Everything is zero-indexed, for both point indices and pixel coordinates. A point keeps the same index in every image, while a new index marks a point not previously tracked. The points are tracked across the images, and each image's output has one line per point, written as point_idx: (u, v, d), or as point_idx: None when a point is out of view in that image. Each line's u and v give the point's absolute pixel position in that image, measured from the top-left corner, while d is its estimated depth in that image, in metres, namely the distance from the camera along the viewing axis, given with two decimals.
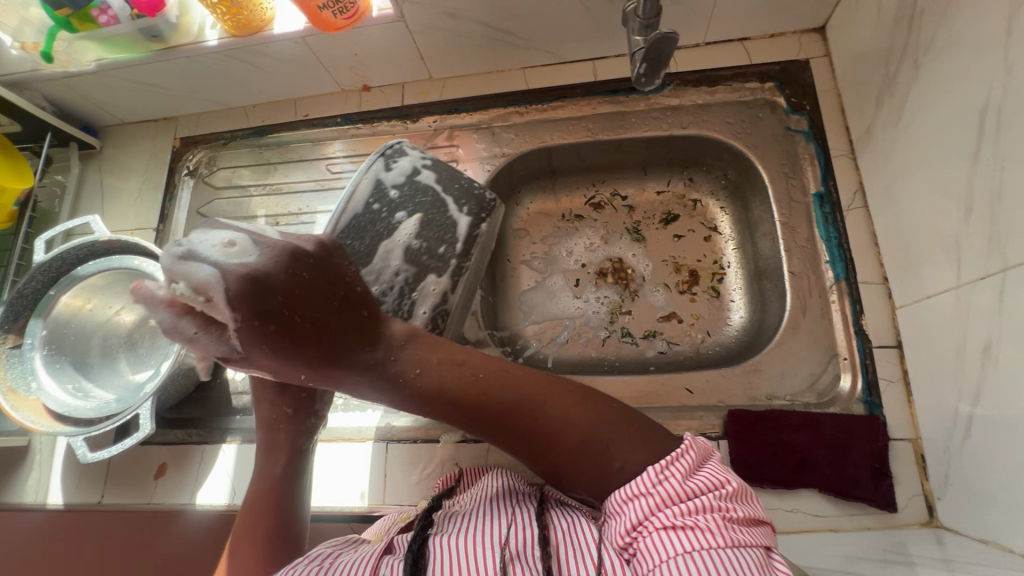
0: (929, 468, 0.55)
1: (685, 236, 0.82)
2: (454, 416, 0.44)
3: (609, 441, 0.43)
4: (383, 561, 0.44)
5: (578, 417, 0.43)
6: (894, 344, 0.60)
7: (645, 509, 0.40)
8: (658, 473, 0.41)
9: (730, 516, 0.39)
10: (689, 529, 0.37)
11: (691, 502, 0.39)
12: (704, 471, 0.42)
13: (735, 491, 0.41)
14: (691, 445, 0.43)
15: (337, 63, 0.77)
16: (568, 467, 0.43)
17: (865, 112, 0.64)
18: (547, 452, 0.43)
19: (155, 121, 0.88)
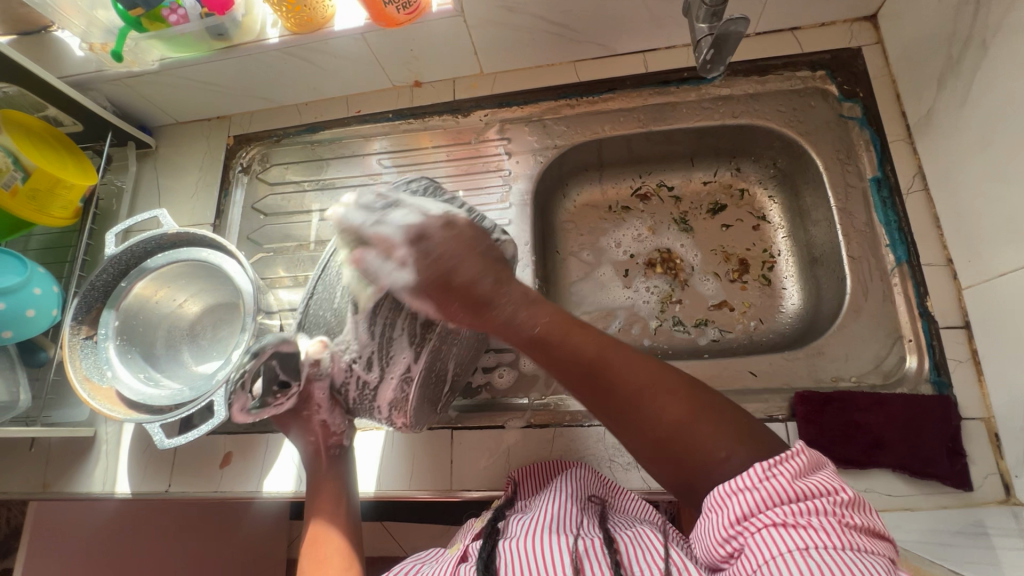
0: (1004, 446, 0.55)
1: (733, 226, 0.83)
2: (569, 372, 0.46)
3: (711, 428, 0.42)
4: (459, 568, 0.46)
5: (684, 398, 0.44)
6: (961, 324, 0.60)
7: (752, 503, 0.38)
8: (765, 470, 0.39)
9: (847, 521, 0.36)
10: (804, 530, 0.35)
11: (803, 502, 0.37)
12: (816, 475, 0.40)
13: (853, 499, 0.38)
14: (801, 449, 0.40)
15: (392, 60, 0.78)
16: (673, 443, 0.43)
17: (924, 97, 0.64)
18: (649, 429, 0.44)
19: (209, 120, 0.91)
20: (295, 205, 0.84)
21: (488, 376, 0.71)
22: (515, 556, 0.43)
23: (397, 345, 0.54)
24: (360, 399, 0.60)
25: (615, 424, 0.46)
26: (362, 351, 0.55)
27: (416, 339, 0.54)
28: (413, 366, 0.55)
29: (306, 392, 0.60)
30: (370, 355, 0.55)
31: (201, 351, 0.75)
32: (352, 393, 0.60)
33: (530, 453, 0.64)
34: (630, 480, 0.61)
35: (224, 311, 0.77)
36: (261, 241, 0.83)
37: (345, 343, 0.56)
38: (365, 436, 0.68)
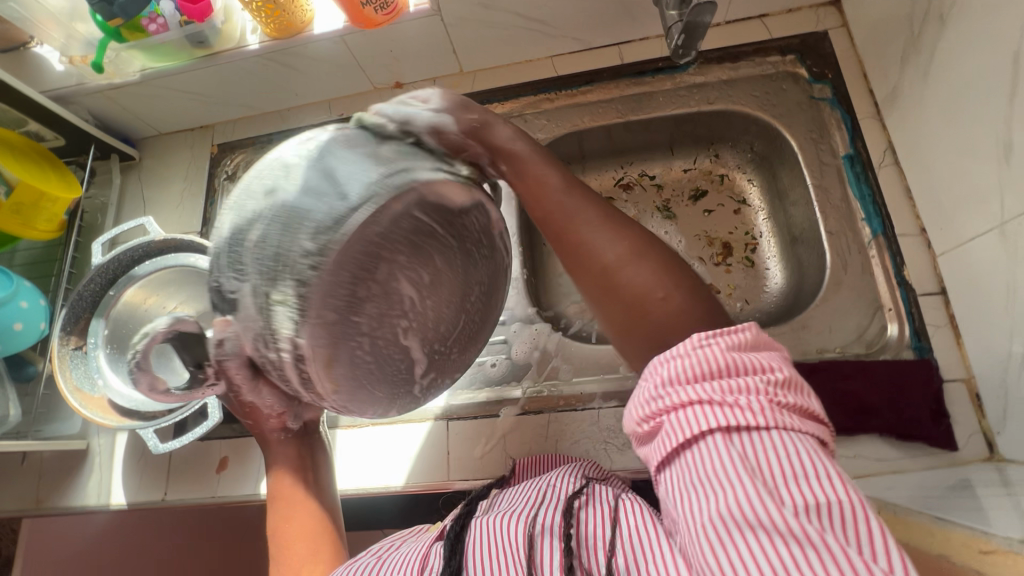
0: (985, 404, 0.56)
1: (715, 210, 0.84)
2: (529, 211, 0.45)
3: (654, 271, 0.41)
4: (433, 549, 0.47)
5: (642, 248, 0.42)
6: (937, 291, 0.62)
7: (684, 375, 0.36)
8: (700, 339, 0.37)
9: (777, 400, 0.35)
10: (732, 410, 0.34)
11: (735, 379, 0.35)
12: (755, 351, 0.37)
13: (788, 379, 0.36)
14: (749, 329, 0.38)
15: (373, 61, 0.80)
16: (612, 283, 0.41)
17: (890, 74, 0.67)
18: (594, 262, 0.42)
19: (192, 130, 0.91)
20: None
21: (481, 365, 0.70)
22: (481, 540, 0.44)
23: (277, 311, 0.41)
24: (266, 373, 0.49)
25: (565, 259, 0.44)
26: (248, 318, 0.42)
27: (302, 307, 0.40)
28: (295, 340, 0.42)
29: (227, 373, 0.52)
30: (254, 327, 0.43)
31: None
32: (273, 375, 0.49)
33: (527, 439, 0.64)
34: (626, 459, 0.62)
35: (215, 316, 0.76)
36: None
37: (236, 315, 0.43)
38: (361, 432, 0.68)
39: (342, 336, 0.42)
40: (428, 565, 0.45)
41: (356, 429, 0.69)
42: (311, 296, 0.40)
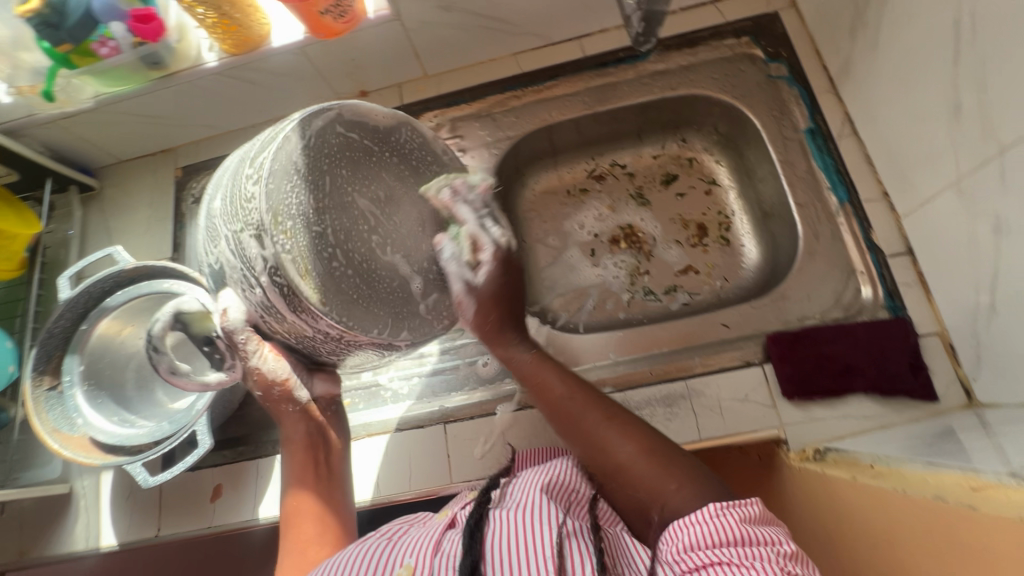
0: (959, 354, 0.59)
1: (687, 193, 0.86)
2: (546, 402, 0.55)
3: (662, 465, 0.48)
4: (445, 536, 0.48)
5: (647, 444, 0.49)
6: (904, 251, 0.64)
7: (703, 538, 0.40)
8: (716, 509, 0.41)
9: (789, 568, 0.37)
10: (745, 569, 0.37)
11: (750, 546, 0.38)
12: (767, 526, 0.41)
13: (795, 551, 0.39)
14: (756, 501, 0.42)
15: (336, 71, 0.79)
16: (627, 475, 0.49)
17: (841, 48, 0.69)
18: (607, 457, 0.50)
19: (153, 155, 0.88)
20: None
21: (473, 365, 0.71)
22: (502, 538, 0.44)
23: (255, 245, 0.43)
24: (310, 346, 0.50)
25: (583, 449, 0.52)
26: (248, 280, 0.45)
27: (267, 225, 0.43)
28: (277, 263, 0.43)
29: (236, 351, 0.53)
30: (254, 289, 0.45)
31: None
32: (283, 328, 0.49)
33: (526, 434, 0.65)
34: None
35: None
36: None
37: (251, 296, 0.46)
38: (358, 444, 0.67)
39: (317, 249, 0.46)
40: (444, 548, 0.46)
41: (352, 442, 0.68)
42: (277, 208, 0.44)
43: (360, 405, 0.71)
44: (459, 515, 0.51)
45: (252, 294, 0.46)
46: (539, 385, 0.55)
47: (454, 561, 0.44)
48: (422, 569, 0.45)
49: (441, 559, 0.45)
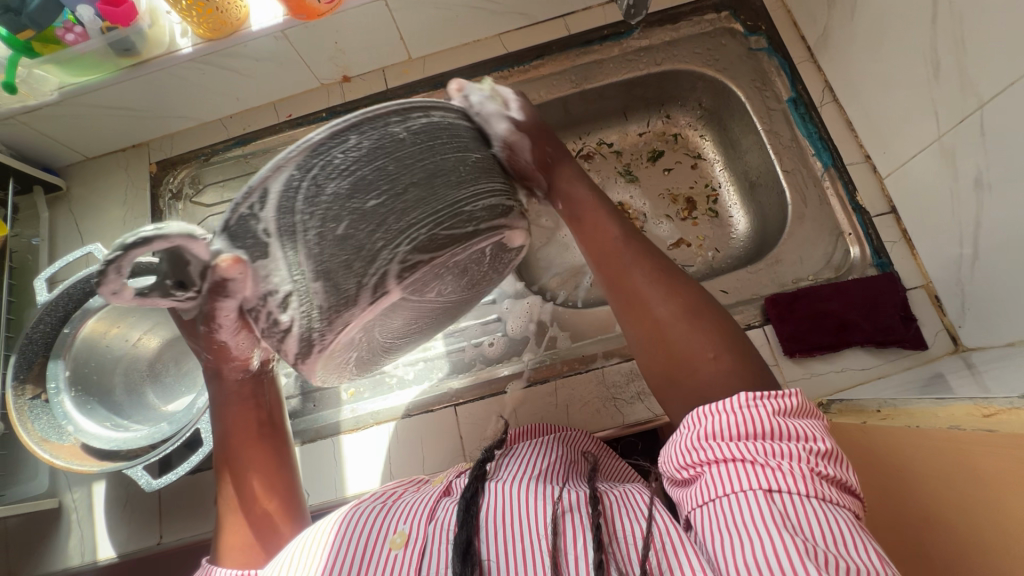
0: (944, 304, 0.62)
1: (673, 168, 0.88)
2: (604, 242, 0.54)
3: (710, 330, 0.49)
4: (440, 504, 0.48)
5: (700, 307, 0.50)
6: (888, 210, 0.67)
7: (730, 429, 0.41)
8: (749, 399, 0.42)
9: (815, 467, 0.39)
10: (768, 469, 0.39)
11: (776, 444, 0.40)
12: (801, 419, 0.42)
13: (828, 449, 0.40)
14: (796, 393, 0.43)
15: (317, 55, 0.77)
16: (666, 336, 0.50)
17: (819, 17, 0.72)
18: (648, 315, 0.51)
19: (123, 150, 0.84)
20: None
21: (479, 347, 0.70)
22: (499, 512, 0.44)
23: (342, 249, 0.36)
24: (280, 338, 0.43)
25: (626, 308, 0.52)
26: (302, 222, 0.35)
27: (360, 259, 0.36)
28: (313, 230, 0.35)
29: (207, 311, 0.42)
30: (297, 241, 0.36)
31: (166, 388, 0.70)
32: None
33: (537, 409, 0.65)
34: (637, 411, 0.63)
35: (186, 343, 0.72)
36: None
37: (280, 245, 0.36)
38: (367, 433, 0.67)
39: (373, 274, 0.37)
40: (437, 516, 0.46)
41: (360, 432, 0.67)
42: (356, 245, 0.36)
43: (366, 394, 0.70)
44: (454, 485, 0.52)
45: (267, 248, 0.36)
46: (591, 224, 0.55)
47: (448, 533, 0.44)
48: (417, 535, 0.45)
49: (435, 528, 0.45)
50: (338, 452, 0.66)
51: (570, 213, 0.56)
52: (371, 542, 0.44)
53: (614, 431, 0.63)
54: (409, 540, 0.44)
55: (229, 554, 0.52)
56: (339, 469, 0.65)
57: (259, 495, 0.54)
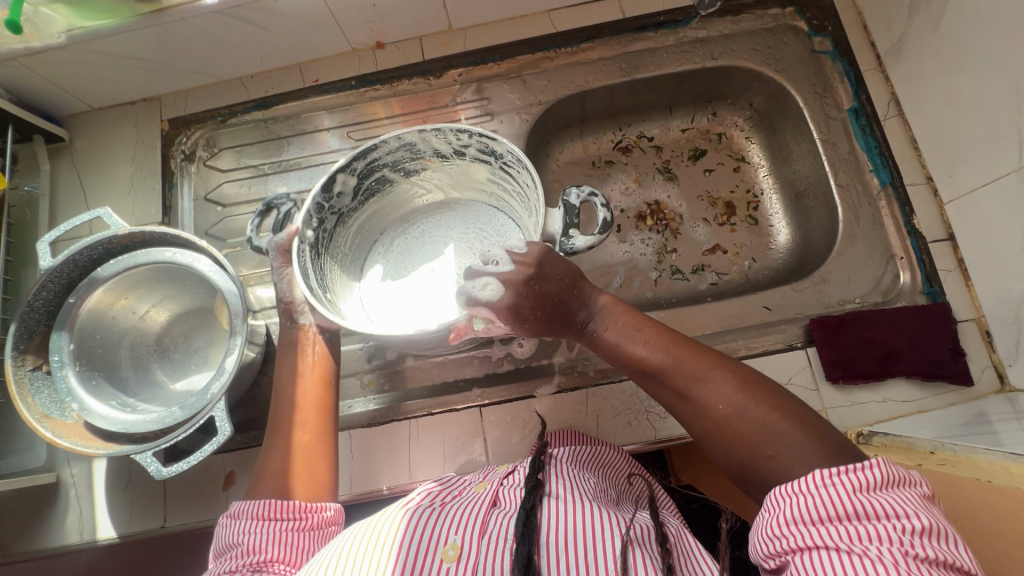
0: (996, 340, 0.60)
1: (715, 169, 0.84)
2: (622, 361, 0.52)
3: (768, 411, 0.45)
4: (490, 517, 0.46)
5: (745, 400, 0.46)
6: (946, 237, 0.65)
7: (808, 512, 0.39)
8: (825, 478, 0.39)
9: (911, 550, 0.36)
10: (854, 556, 0.36)
11: (861, 526, 0.37)
12: (892, 492, 0.38)
13: (926, 526, 0.37)
14: (880, 463, 0.39)
15: (353, 19, 0.71)
16: (716, 441, 0.46)
17: (895, 24, 0.67)
18: (693, 420, 0.48)
19: (133, 103, 0.78)
20: (256, 191, 0.75)
21: (508, 347, 0.67)
22: (559, 534, 0.43)
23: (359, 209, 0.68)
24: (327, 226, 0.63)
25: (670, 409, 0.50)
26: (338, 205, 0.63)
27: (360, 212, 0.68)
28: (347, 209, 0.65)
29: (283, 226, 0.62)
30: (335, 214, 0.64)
31: (175, 366, 0.66)
32: (339, 249, 0.67)
33: (566, 417, 0.63)
34: (670, 426, 0.61)
35: (196, 318, 0.68)
36: (223, 235, 0.74)
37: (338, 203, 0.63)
38: (385, 428, 0.64)
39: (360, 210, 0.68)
40: (490, 530, 0.44)
41: (376, 428, 0.64)
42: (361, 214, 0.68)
43: (385, 385, 0.67)
44: (501, 493, 0.49)
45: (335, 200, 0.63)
46: (600, 339, 0.53)
47: (505, 545, 0.42)
48: (470, 551, 0.42)
49: (490, 542, 0.43)
50: (353, 445, 0.63)
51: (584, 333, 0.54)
52: (422, 549, 0.43)
53: (645, 445, 0.61)
54: (461, 554, 0.42)
55: (265, 484, 0.51)
56: (354, 465, 0.62)
57: (303, 448, 0.53)
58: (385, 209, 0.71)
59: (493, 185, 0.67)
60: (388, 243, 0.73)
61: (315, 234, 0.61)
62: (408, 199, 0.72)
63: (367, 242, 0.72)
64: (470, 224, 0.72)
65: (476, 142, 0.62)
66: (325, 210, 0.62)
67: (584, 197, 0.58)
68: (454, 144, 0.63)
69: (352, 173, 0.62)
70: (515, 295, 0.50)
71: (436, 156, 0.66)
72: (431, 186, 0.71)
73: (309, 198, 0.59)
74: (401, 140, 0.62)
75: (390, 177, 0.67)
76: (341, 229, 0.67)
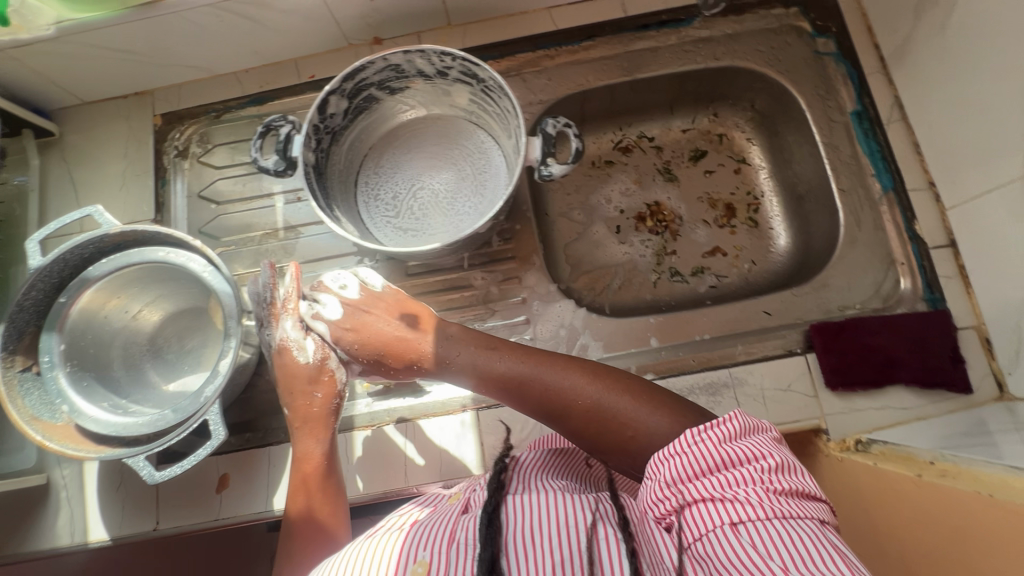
0: (995, 348, 0.60)
1: (716, 170, 0.83)
2: (492, 383, 0.55)
3: (616, 392, 0.50)
4: (460, 524, 0.44)
5: (597, 390, 0.50)
6: (947, 243, 0.64)
7: (684, 471, 0.41)
8: (693, 436, 0.42)
9: (772, 487, 0.39)
10: (730, 503, 0.38)
11: (731, 472, 0.40)
12: (749, 438, 0.42)
13: (780, 463, 0.41)
14: (737, 414, 0.44)
15: (350, 14, 0.69)
16: (591, 430, 0.50)
17: (900, 27, 0.66)
18: (565, 417, 0.51)
19: (125, 97, 0.76)
20: (251, 188, 0.74)
21: None
22: (523, 530, 0.41)
23: (351, 132, 0.70)
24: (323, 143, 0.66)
25: (542, 415, 0.53)
26: (332, 125, 0.67)
27: (351, 135, 0.71)
28: (340, 128, 0.68)
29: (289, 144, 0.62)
30: (329, 133, 0.67)
31: (168, 366, 0.66)
32: (336, 168, 0.70)
33: None
34: None
35: (189, 319, 0.67)
36: (217, 234, 0.73)
37: (332, 121, 0.66)
38: (381, 432, 0.63)
39: (351, 136, 0.71)
40: (458, 538, 0.42)
41: (373, 430, 0.64)
42: (354, 140, 0.71)
43: (382, 388, 0.66)
44: (472, 498, 0.47)
45: (331, 118, 0.66)
46: (465, 366, 0.56)
47: (471, 552, 0.40)
48: (440, 564, 0.40)
49: (459, 551, 0.40)
50: (350, 451, 0.63)
51: (447, 357, 0.57)
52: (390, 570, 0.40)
53: None
54: (432, 569, 0.40)
55: None
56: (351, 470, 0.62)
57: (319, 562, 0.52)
58: (373, 127, 0.73)
59: (475, 106, 0.70)
60: (377, 159, 0.74)
61: (314, 157, 0.65)
62: (393, 115, 0.73)
63: (359, 158, 0.73)
64: (454, 139, 0.74)
65: (459, 65, 0.65)
66: (321, 131, 0.66)
67: (560, 128, 0.62)
68: (437, 66, 0.65)
69: (342, 94, 0.65)
70: (352, 314, 0.57)
71: (420, 76, 0.68)
72: (416, 103, 0.72)
73: (307, 120, 0.62)
74: (387, 62, 0.64)
75: (377, 95, 0.69)
76: (336, 148, 0.69)
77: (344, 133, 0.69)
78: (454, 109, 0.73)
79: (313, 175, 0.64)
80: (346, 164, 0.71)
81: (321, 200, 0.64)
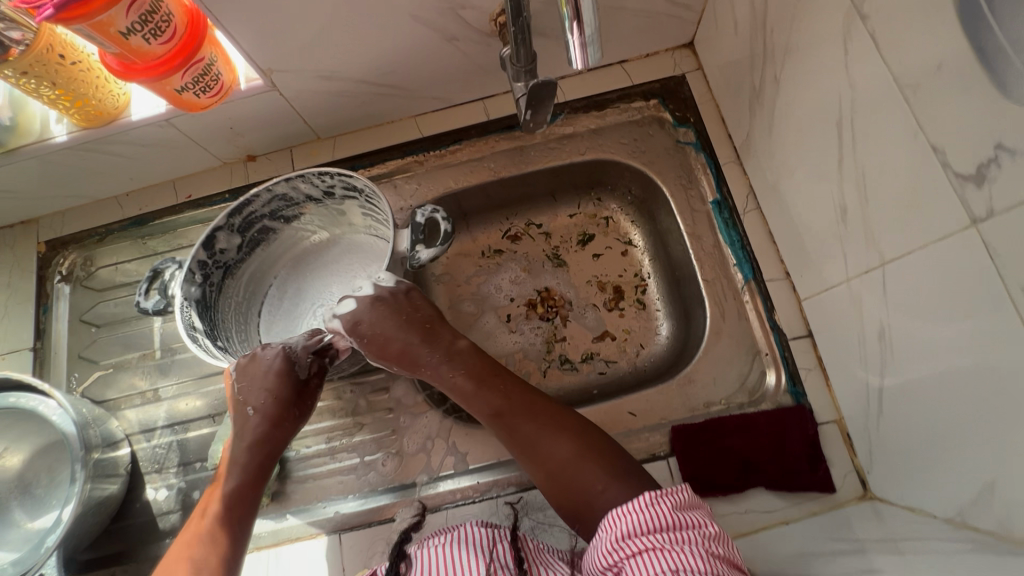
0: (855, 445, 0.59)
1: (603, 254, 0.83)
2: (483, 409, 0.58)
3: (589, 453, 0.53)
4: None
5: (576, 443, 0.54)
6: (805, 333, 0.64)
7: (637, 526, 0.44)
8: (652, 497, 0.45)
9: (712, 550, 0.42)
10: (671, 554, 0.41)
11: (678, 531, 0.43)
12: (694, 511, 0.46)
13: (717, 534, 0.44)
14: (685, 488, 0.47)
15: (214, 141, 0.72)
16: (558, 479, 0.54)
17: (742, 121, 0.68)
18: (540, 462, 0.55)
19: (12, 226, 0.79)
20: (131, 309, 0.75)
21: (372, 464, 0.66)
22: None
23: (253, 258, 0.72)
24: (216, 276, 0.68)
25: (519, 452, 0.56)
26: (229, 253, 0.69)
27: (255, 257, 0.73)
28: (237, 256, 0.70)
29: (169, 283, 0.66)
30: (225, 263, 0.69)
31: (36, 503, 0.65)
32: (232, 301, 0.71)
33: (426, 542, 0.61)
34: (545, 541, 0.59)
35: (61, 450, 0.67)
36: (96, 357, 0.74)
37: (230, 248, 0.69)
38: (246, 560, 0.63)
39: (261, 255, 0.73)
40: None
41: None
42: (256, 268, 0.73)
43: None
44: None
45: (227, 247, 0.68)
46: (461, 393, 0.59)
47: None
48: None
49: None
50: None
51: (442, 378, 0.60)
52: None
53: None
54: None
55: None
56: None
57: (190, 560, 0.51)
58: (277, 255, 0.75)
59: (368, 221, 0.71)
60: (284, 285, 0.75)
61: (200, 289, 0.67)
62: (295, 242, 0.75)
63: (261, 289, 0.75)
64: (358, 258, 0.74)
65: (339, 182, 0.66)
66: (210, 266, 0.67)
67: (428, 215, 0.63)
68: (321, 187, 0.67)
69: (231, 229, 0.68)
70: (369, 307, 0.61)
71: (310, 200, 0.70)
72: (317, 227, 0.74)
73: (190, 257, 0.65)
74: (273, 192, 0.67)
75: (271, 226, 0.71)
76: (232, 281, 0.71)
77: (242, 261, 0.71)
78: (351, 226, 0.74)
79: (195, 309, 0.65)
80: (249, 294, 0.73)
81: (203, 332, 0.64)
